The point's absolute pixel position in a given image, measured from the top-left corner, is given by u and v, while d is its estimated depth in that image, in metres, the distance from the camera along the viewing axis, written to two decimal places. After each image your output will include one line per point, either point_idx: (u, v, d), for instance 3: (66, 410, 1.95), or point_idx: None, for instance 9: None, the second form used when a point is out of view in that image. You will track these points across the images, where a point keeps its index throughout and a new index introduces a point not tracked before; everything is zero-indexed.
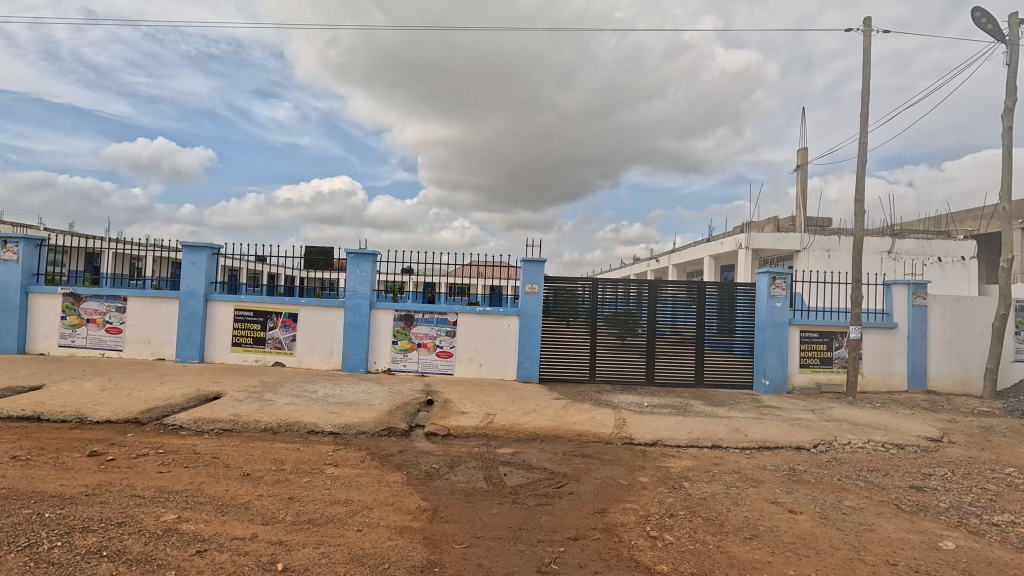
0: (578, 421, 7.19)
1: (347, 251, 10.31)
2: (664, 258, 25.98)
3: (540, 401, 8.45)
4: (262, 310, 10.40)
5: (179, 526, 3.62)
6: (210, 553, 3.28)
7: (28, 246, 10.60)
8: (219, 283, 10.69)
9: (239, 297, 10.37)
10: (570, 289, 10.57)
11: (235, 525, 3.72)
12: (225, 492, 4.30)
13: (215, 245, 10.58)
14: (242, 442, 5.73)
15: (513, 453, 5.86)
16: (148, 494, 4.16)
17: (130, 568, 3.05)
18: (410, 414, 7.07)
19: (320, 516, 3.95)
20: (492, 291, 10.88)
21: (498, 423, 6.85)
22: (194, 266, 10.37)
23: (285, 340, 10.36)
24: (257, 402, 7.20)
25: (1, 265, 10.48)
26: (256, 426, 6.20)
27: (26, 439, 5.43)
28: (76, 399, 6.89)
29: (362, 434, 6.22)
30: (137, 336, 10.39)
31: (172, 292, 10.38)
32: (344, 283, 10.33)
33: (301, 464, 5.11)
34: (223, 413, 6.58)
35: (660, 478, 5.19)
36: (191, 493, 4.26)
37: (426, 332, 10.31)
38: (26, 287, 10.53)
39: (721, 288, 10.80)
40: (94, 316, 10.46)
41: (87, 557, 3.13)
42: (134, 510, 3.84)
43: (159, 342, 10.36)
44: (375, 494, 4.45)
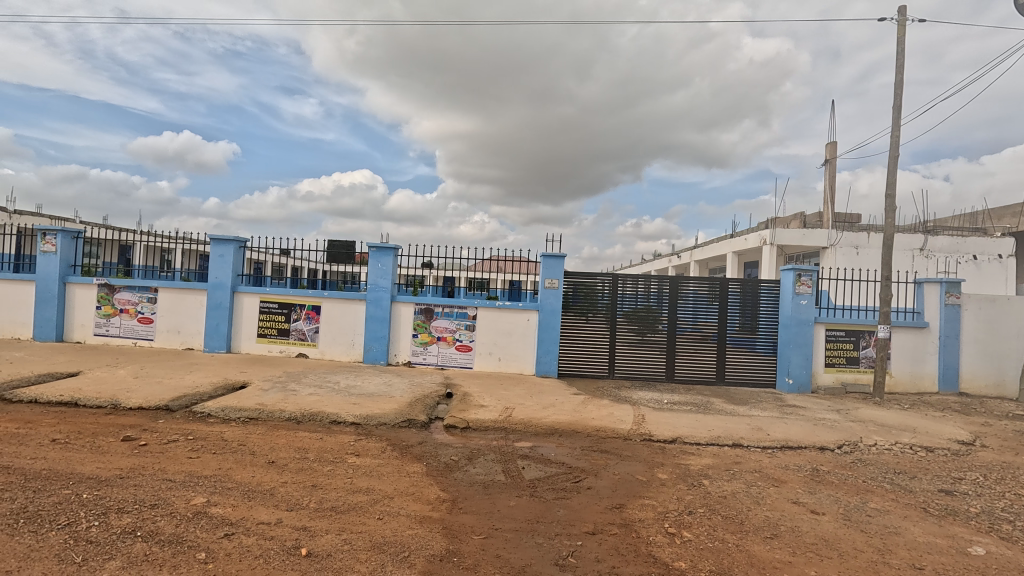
0: (597, 416, 7.19)
1: (370, 245, 10.43)
2: (687, 255, 25.70)
3: (559, 395, 8.47)
4: (286, 302, 10.62)
5: (208, 510, 3.74)
6: (238, 536, 3.40)
7: (67, 238, 10.99)
8: (245, 275, 10.93)
9: (264, 290, 10.61)
10: (589, 284, 10.53)
11: (262, 510, 3.83)
12: (252, 478, 4.43)
13: (241, 237, 10.82)
14: (268, 430, 5.88)
15: (531, 447, 5.89)
16: (179, 478, 4.32)
17: (163, 548, 3.17)
18: (430, 406, 7.16)
19: (342, 503, 4.04)
20: (511, 285, 10.90)
21: (517, 417, 6.88)
22: (222, 259, 10.63)
23: (308, 332, 10.57)
24: (282, 392, 7.39)
25: (40, 256, 10.89)
26: (280, 415, 6.36)
27: (65, 423, 5.66)
28: (110, 386, 7.16)
29: (383, 425, 6.32)
30: (168, 326, 10.72)
31: (201, 284, 10.67)
32: (366, 276, 10.47)
33: (324, 453, 5.22)
34: (249, 402, 6.78)
35: (680, 475, 5.15)
36: (219, 478, 4.40)
37: (446, 326, 10.39)
38: (64, 278, 10.93)
39: (745, 285, 10.61)
40: (127, 306, 10.82)
41: (122, 537, 3.27)
42: (166, 493, 3.99)
43: (188, 332, 10.67)
44: (396, 484, 4.53)
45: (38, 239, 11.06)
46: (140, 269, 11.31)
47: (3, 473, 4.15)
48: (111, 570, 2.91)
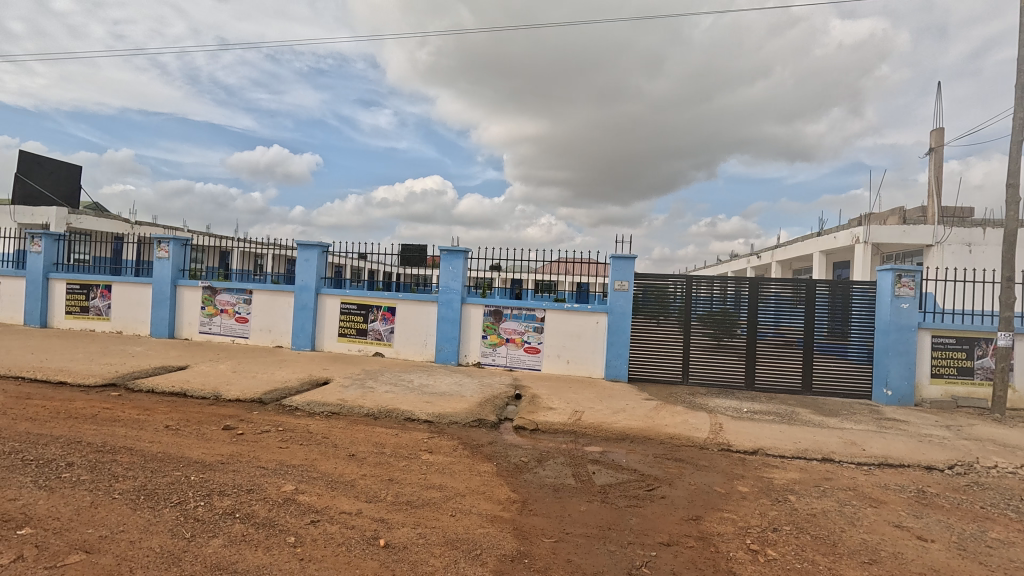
0: (670, 423, 6.94)
1: (441, 248, 10.75)
2: (767, 255, 24.20)
3: (629, 400, 8.26)
4: (364, 303, 11.18)
5: (296, 497, 4.01)
6: (323, 523, 3.61)
7: (178, 245, 12.25)
8: (327, 278, 11.64)
9: (344, 292, 11.23)
10: (661, 286, 10.20)
11: (344, 500, 4.05)
12: (334, 470, 4.70)
13: (324, 243, 11.53)
14: (348, 425, 6.21)
15: (602, 452, 5.78)
16: (271, 466, 4.66)
17: (258, 530, 3.44)
18: (499, 407, 7.24)
19: (417, 498, 4.18)
20: (579, 287, 10.80)
21: (586, 421, 6.79)
22: (307, 263, 11.39)
23: (384, 332, 11.06)
24: (360, 389, 7.78)
25: (156, 261, 12.21)
26: (360, 411, 6.70)
27: (176, 411, 6.30)
28: (213, 379, 7.88)
29: (454, 424, 6.47)
30: (261, 325, 11.64)
31: (289, 286, 11.49)
32: (438, 279, 10.80)
33: (400, 449, 5.43)
34: (331, 397, 7.20)
35: (762, 489, 4.84)
36: (306, 467, 4.71)
37: (514, 327, 10.48)
38: (175, 281, 12.19)
39: (834, 287, 9.81)
40: (226, 306, 11.87)
41: (224, 517, 3.59)
42: (261, 479, 4.33)
43: (278, 331, 11.53)
44: (468, 482, 4.62)
45: (154, 247, 12.40)
46: (237, 273, 12.37)
47: (127, 454, 4.69)
48: (214, 547, 3.19)
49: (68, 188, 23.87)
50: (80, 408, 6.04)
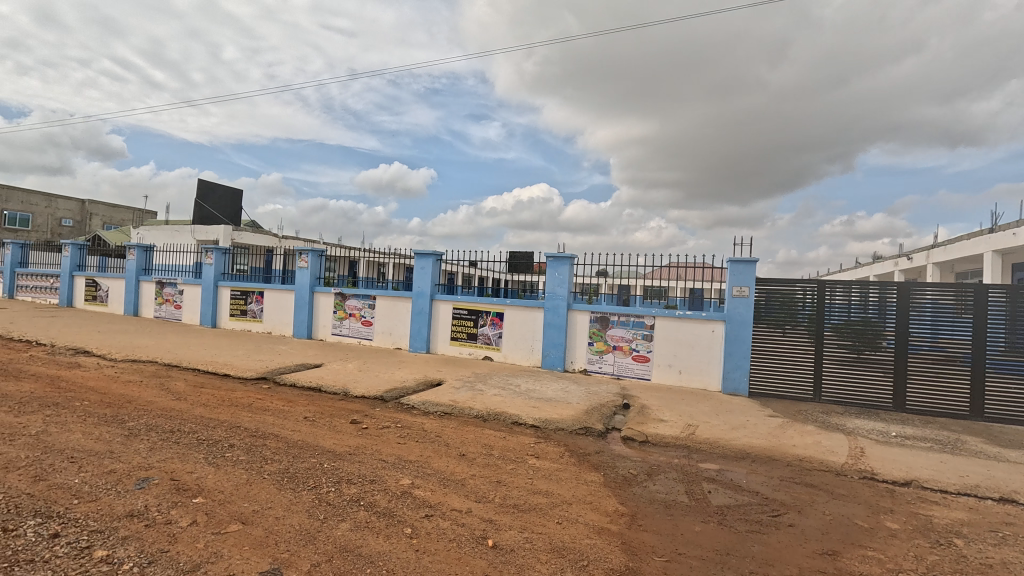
0: (799, 444, 6.27)
1: (548, 255, 10.85)
2: (921, 256, 20.99)
3: (750, 416, 7.62)
4: (474, 309, 11.64)
5: (412, 491, 4.28)
6: (436, 518, 3.81)
7: (315, 256, 13.77)
8: (441, 285, 12.32)
9: (456, 298, 11.80)
10: (787, 292, 9.31)
11: (455, 497, 4.23)
12: (447, 468, 4.93)
13: (438, 251, 12.22)
14: (459, 425, 6.49)
15: (718, 470, 5.39)
16: (391, 460, 5.03)
17: (379, 519, 3.72)
18: (607, 416, 7.09)
19: (524, 502, 4.23)
20: (692, 294, 10.25)
21: (701, 436, 6.39)
22: (423, 270, 12.16)
23: (492, 337, 11.41)
24: (471, 391, 8.10)
25: (298, 271, 13.85)
26: (470, 412, 6.97)
27: (313, 404, 7.06)
28: (343, 376, 8.72)
29: (561, 430, 6.46)
30: (383, 329, 12.64)
31: (407, 292, 12.35)
32: (545, 285, 10.91)
33: (508, 452, 5.55)
34: (444, 398, 7.59)
35: (917, 528, 4.17)
36: (421, 463, 5.00)
37: (622, 335, 10.21)
38: (313, 288, 13.71)
39: (1014, 293, 8.22)
40: (354, 311, 13.08)
41: (351, 503, 3.94)
42: (382, 471, 4.69)
43: (397, 334, 12.44)
44: (574, 490, 4.58)
45: (297, 258, 14.08)
46: (363, 280, 13.58)
47: (274, 440, 5.35)
48: (343, 530, 3.51)
49: (233, 209, 28.10)
50: (239, 398, 7.02)
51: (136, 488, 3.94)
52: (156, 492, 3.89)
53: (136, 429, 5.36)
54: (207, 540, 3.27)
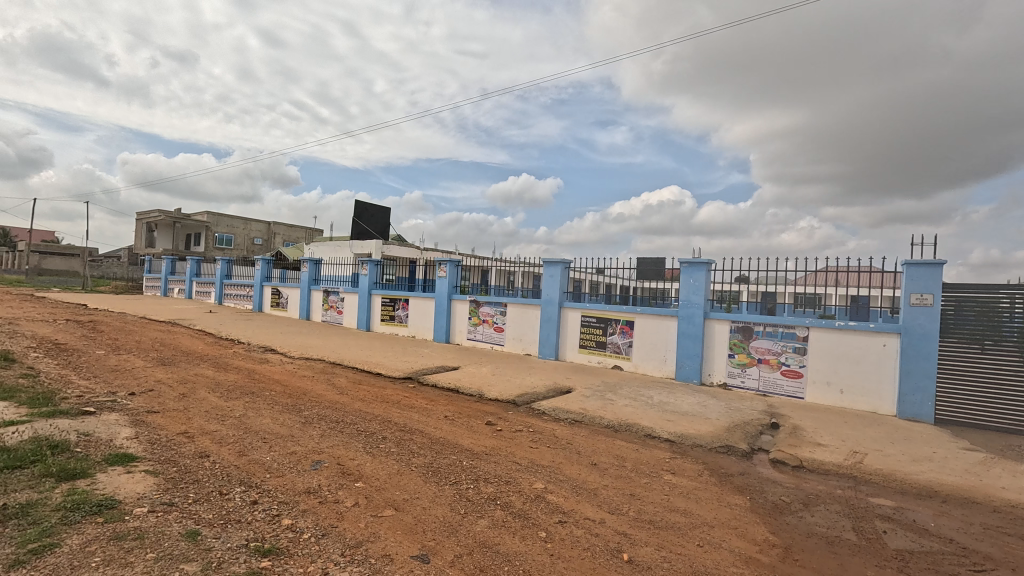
0: (1010, 486, 5.11)
1: (681, 261, 10.34)
2: None
3: (938, 447, 6.40)
4: (603, 317, 11.50)
5: (545, 495, 4.35)
6: (570, 525, 3.82)
7: (453, 265, 14.75)
8: (570, 292, 12.39)
9: (585, 305, 11.76)
10: (988, 301, 7.68)
11: (588, 506, 4.21)
12: (579, 476, 4.92)
13: (567, 259, 12.31)
14: (590, 434, 6.44)
15: (895, 507, 4.62)
16: (524, 463, 5.17)
17: (515, 519, 3.85)
18: (752, 435, 6.49)
19: (661, 519, 4.06)
20: (856, 302, 8.96)
21: (871, 466, 5.53)
22: (552, 278, 12.35)
23: (622, 345, 11.14)
24: (601, 400, 7.99)
25: (438, 280, 14.96)
26: (601, 422, 6.88)
27: (452, 404, 7.55)
28: (477, 379, 9.19)
29: (699, 447, 6.07)
30: (514, 335, 13.07)
31: (537, 300, 12.64)
32: (679, 292, 10.39)
33: (642, 465, 5.36)
34: (575, 406, 7.59)
35: None
36: (553, 469, 5.06)
37: (768, 347, 9.29)
38: (450, 295, 14.69)
39: None
40: (487, 317, 13.73)
41: (488, 502, 4.13)
42: (516, 474, 4.84)
43: (527, 340, 12.77)
44: (716, 513, 4.27)
45: (437, 268, 15.22)
46: (495, 288, 14.20)
47: (420, 435, 5.82)
48: (482, 526, 3.70)
49: (383, 225, 31.40)
50: (389, 395, 7.78)
51: (311, 468, 4.58)
52: (327, 474, 4.48)
53: (310, 417, 6.23)
54: (367, 521, 3.67)
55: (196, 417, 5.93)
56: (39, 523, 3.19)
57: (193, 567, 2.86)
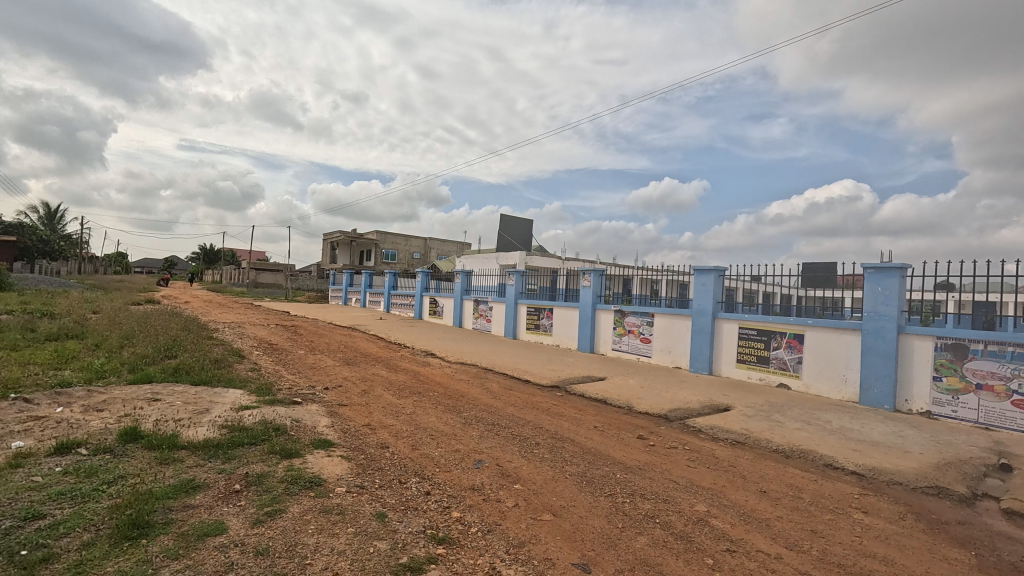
0: None
1: (866, 266, 8.98)
2: None
3: None
4: (766, 329, 10.43)
5: (709, 520, 4.07)
6: (739, 555, 3.52)
7: (597, 275, 14.68)
8: (725, 302, 11.50)
9: (743, 316, 10.80)
10: None
11: (760, 538, 3.83)
12: (746, 502, 4.51)
13: (721, 267, 11.46)
14: (756, 458, 5.88)
15: None
16: (683, 482, 4.90)
17: (677, 541, 3.67)
18: (973, 477, 5.31)
19: (852, 564, 3.53)
20: None
21: None
22: (704, 287, 11.59)
23: (790, 362, 9.97)
24: (766, 421, 7.24)
25: (582, 289, 15.01)
26: (768, 445, 6.24)
27: (601, 415, 7.48)
28: (626, 391, 8.98)
29: (898, 485, 5.15)
30: (661, 346, 12.53)
31: (687, 310, 11.97)
32: (862, 302, 9.01)
33: (822, 498, 4.73)
34: (735, 425, 7.00)
35: None
36: (715, 492, 4.72)
37: (991, 371, 7.51)
38: (594, 305, 14.63)
39: None
40: (633, 327, 13.37)
41: (646, 518, 4.00)
42: (674, 492, 4.62)
43: (677, 352, 12.13)
44: (927, 566, 3.58)
45: (580, 277, 15.29)
46: (640, 298, 13.78)
47: (572, 444, 5.88)
48: (641, 543, 3.60)
49: (526, 237, 32.58)
50: (539, 402, 8.00)
51: (474, 467, 4.90)
52: (488, 473, 4.75)
53: (469, 419, 6.68)
54: (527, 523, 3.81)
55: (376, 411, 6.75)
56: (270, 490, 3.91)
57: (383, 545, 3.25)
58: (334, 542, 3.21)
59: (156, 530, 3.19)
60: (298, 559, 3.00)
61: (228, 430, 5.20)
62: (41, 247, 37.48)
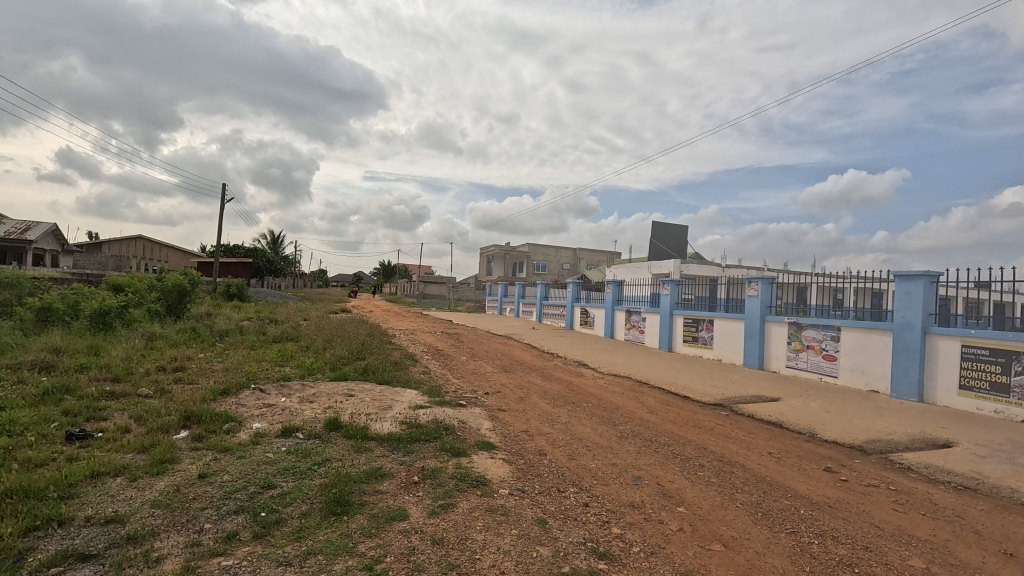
0: None
1: None
2: None
3: None
4: (1002, 349, 8.28)
5: None
6: None
7: (766, 283, 13.23)
8: (939, 314, 9.46)
9: (968, 332, 8.76)
10: None
11: None
12: (984, 565, 3.61)
13: (933, 272, 9.47)
14: (994, 509, 4.69)
15: None
16: (889, 529, 4.11)
17: None
18: None
19: None
20: None
21: None
22: (909, 296, 9.69)
23: None
24: (1009, 465, 5.74)
25: (748, 299, 13.67)
26: (1013, 496, 4.93)
27: (776, 440, 6.69)
28: (806, 415, 7.90)
29: None
30: (851, 366, 10.77)
31: (886, 323, 10.11)
32: None
33: None
34: (961, 467, 5.68)
35: None
36: (937, 547, 3.86)
37: None
38: (763, 316, 13.21)
39: None
40: (813, 343, 11.74)
41: (841, 566, 3.44)
42: (878, 540, 3.90)
43: (873, 374, 10.31)
44: None
45: (746, 286, 13.94)
46: (822, 309, 12.04)
47: (742, 469, 5.35)
48: None
49: (681, 244, 30.89)
50: (702, 420, 7.45)
51: (633, 483, 4.75)
52: (648, 491, 4.56)
53: (625, 433, 6.51)
54: (695, 550, 3.56)
55: (533, 418, 6.97)
56: (443, 485, 4.27)
57: (546, 551, 3.31)
58: (499, 541, 3.37)
59: (354, 509, 3.70)
60: (468, 552, 3.21)
61: (407, 426, 5.83)
62: (268, 266, 46.54)
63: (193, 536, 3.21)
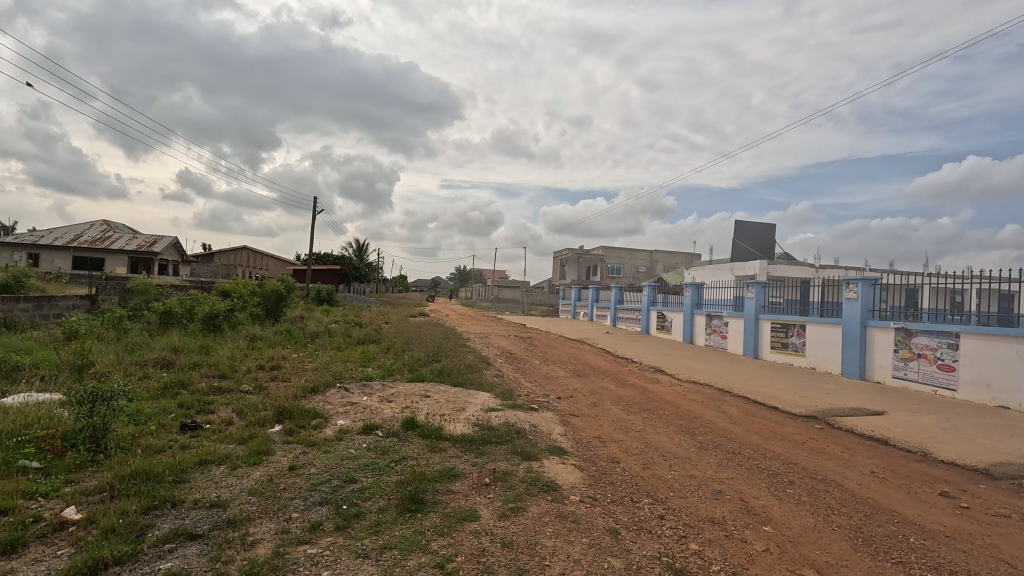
0: None
1: None
2: None
3: None
4: None
5: None
6: None
7: (867, 285, 12.02)
8: None
9: None
10: None
11: None
12: None
13: None
14: None
15: None
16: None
17: None
18: None
19: None
20: None
21: None
22: None
23: None
24: None
25: (847, 302, 12.49)
26: None
27: (880, 458, 6.04)
28: (917, 432, 7.06)
29: None
30: (973, 377, 9.49)
31: (1018, 330, 8.81)
32: None
33: None
34: None
35: None
36: None
37: None
38: (864, 321, 12.01)
39: None
40: (925, 351, 10.49)
41: None
42: None
43: (1001, 387, 9.01)
44: None
45: (843, 288, 12.76)
46: (935, 313, 10.74)
47: (839, 489, 4.88)
48: None
49: (768, 244, 28.97)
50: (792, 433, 6.90)
51: (713, 497, 4.49)
52: (730, 507, 4.29)
53: (705, 443, 6.17)
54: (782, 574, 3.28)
55: (606, 425, 6.82)
56: (513, 488, 4.28)
57: (618, 563, 3.21)
58: (569, 548, 3.32)
59: (427, 507, 3.81)
60: (538, 558, 3.18)
61: (480, 428, 5.92)
62: (355, 273, 49.49)
63: (283, 523, 3.45)
